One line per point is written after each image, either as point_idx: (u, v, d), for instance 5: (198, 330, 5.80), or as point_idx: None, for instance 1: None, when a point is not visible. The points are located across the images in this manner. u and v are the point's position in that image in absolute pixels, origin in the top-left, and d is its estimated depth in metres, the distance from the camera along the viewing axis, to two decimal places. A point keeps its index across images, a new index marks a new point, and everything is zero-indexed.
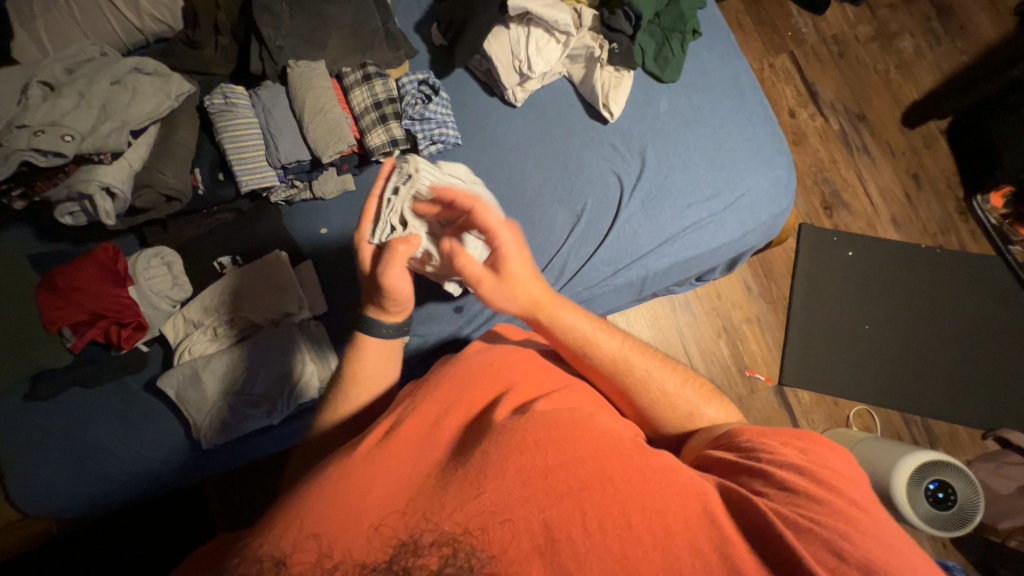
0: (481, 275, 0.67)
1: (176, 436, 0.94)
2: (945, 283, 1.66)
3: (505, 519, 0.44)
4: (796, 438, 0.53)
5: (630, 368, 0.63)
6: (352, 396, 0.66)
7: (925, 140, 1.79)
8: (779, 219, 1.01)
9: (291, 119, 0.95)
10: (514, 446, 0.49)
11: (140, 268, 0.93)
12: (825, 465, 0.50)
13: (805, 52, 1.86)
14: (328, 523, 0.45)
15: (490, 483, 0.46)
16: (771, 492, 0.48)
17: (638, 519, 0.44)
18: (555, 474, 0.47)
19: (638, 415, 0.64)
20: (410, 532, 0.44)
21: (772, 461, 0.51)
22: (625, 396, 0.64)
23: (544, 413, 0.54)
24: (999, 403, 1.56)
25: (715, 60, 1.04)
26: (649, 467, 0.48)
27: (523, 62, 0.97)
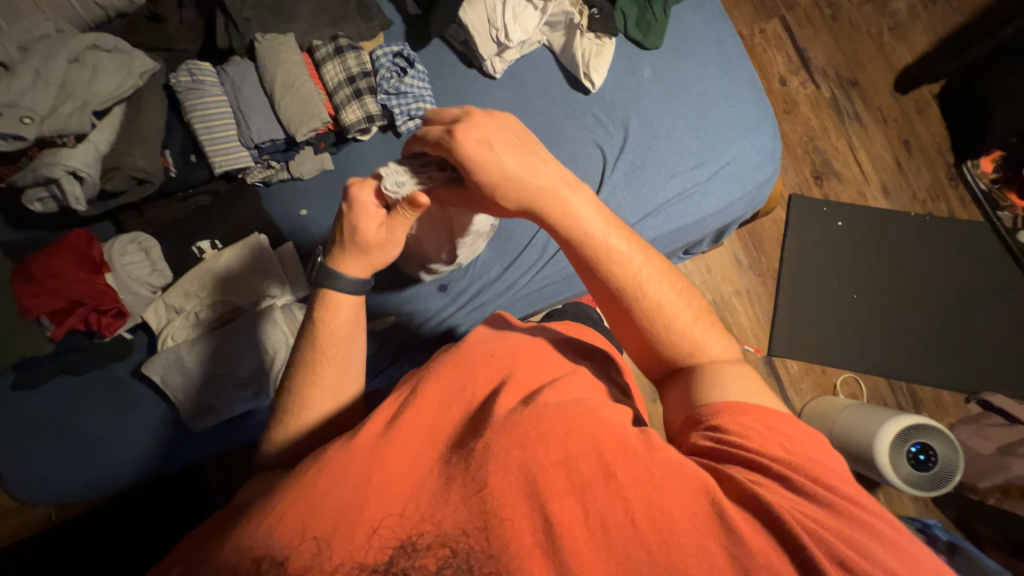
0: (477, 153, 0.57)
1: (167, 426, 0.94)
2: (933, 250, 1.67)
3: (504, 521, 0.44)
4: (777, 421, 0.49)
5: (643, 290, 0.58)
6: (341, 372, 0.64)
7: (916, 105, 1.76)
8: (765, 187, 0.99)
9: (262, 96, 0.92)
10: (517, 439, 0.48)
11: (115, 254, 0.91)
12: (815, 460, 0.47)
13: (797, 16, 1.81)
14: (325, 523, 0.45)
15: (493, 478, 0.46)
16: (768, 485, 0.45)
17: (642, 515, 0.43)
18: (555, 468, 0.46)
19: (641, 349, 0.60)
20: (410, 534, 0.44)
21: (764, 453, 0.47)
22: (630, 322, 0.59)
23: (549, 405, 0.51)
24: (983, 367, 1.59)
25: (701, 24, 1.01)
26: (652, 461, 0.46)
27: (500, 31, 0.93)
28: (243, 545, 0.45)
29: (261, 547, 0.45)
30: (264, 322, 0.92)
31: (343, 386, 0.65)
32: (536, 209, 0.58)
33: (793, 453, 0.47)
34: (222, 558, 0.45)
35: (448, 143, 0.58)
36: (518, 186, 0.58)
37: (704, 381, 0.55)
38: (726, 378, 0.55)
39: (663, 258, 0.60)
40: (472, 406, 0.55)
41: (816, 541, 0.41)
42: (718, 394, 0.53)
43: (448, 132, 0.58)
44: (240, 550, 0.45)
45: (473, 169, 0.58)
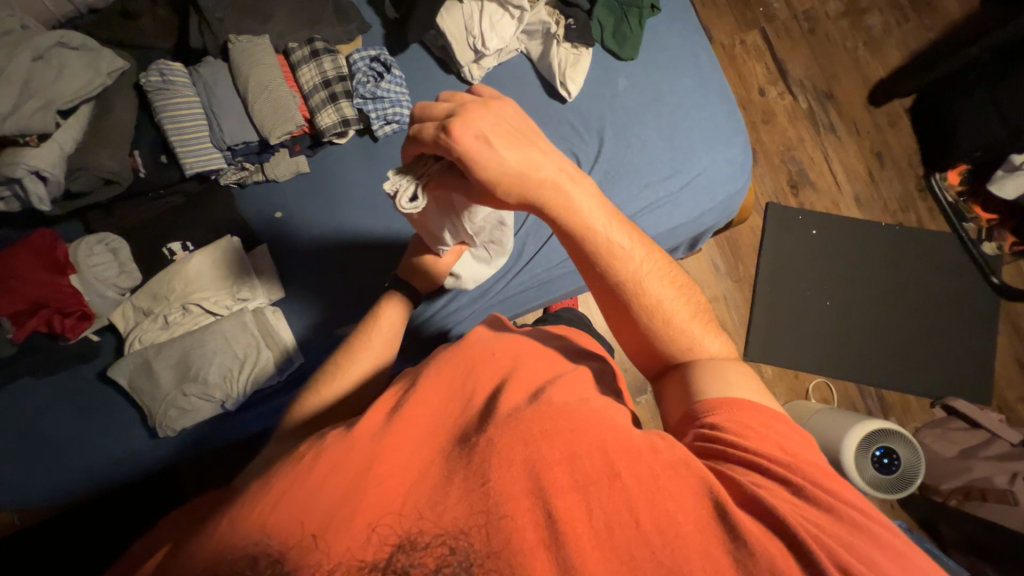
0: (477, 147, 0.54)
1: (137, 429, 0.92)
2: (903, 259, 1.72)
3: (504, 516, 0.43)
4: (776, 421, 0.50)
5: (644, 287, 0.59)
6: (348, 370, 0.69)
7: (889, 118, 1.82)
8: (736, 198, 1.02)
9: (235, 97, 0.91)
10: (519, 435, 0.48)
11: (81, 255, 0.89)
12: (812, 463, 0.48)
13: (776, 28, 1.85)
14: (320, 519, 0.44)
15: (496, 472, 0.45)
16: (769, 485, 0.46)
17: (646, 517, 0.43)
18: (559, 467, 0.46)
19: (639, 341, 0.61)
20: (408, 532, 0.43)
21: (764, 453, 0.48)
22: (630, 317, 0.60)
23: (553, 403, 0.52)
24: (948, 374, 1.64)
25: (676, 36, 1.02)
26: (656, 462, 0.46)
27: (477, 38, 0.94)
28: (226, 547, 0.44)
29: (252, 544, 0.43)
30: (234, 325, 0.91)
31: (341, 384, 0.67)
32: (538, 203, 0.56)
33: (791, 455, 0.48)
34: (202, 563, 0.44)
35: (444, 141, 0.54)
36: (524, 184, 0.55)
37: (704, 378, 0.56)
38: (727, 374, 0.55)
39: (663, 255, 0.61)
40: (463, 405, 0.55)
41: (823, 550, 0.41)
42: (717, 390, 0.54)
43: (444, 130, 0.54)
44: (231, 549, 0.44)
45: (470, 166, 0.55)
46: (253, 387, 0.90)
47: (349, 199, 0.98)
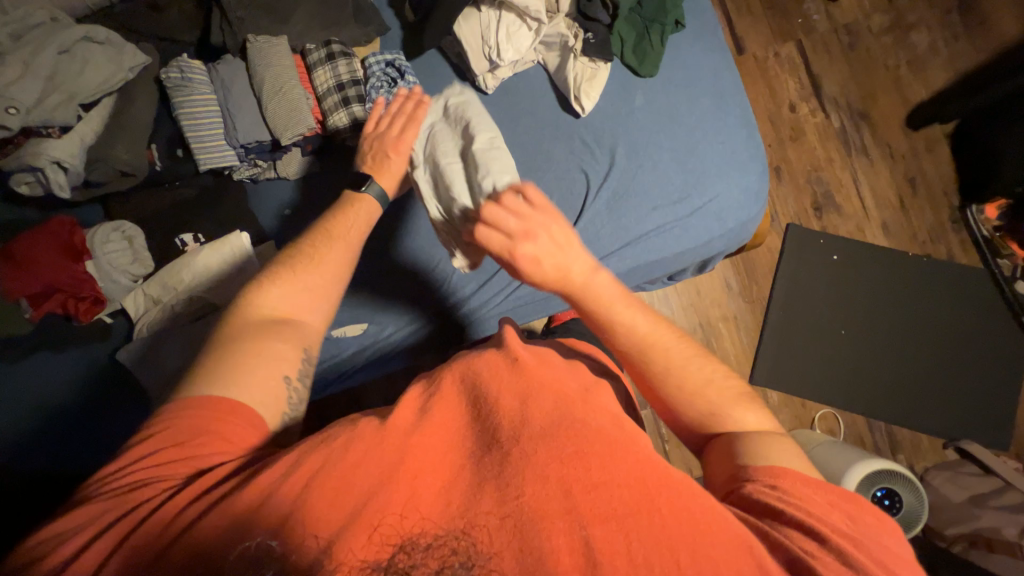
0: (532, 263, 0.60)
1: (138, 411, 0.95)
2: (928, 294, 1.64)
3: (532, 526, 0.47)
4: (842, 501, 0.52)
5: (667, 361, 0.64)
6: (309, 292, 0.71)
7: (927, 143, 1.73)
8: (747, 226, 0.99)
9: (250, 96, 0.92)
10: (556, 453, 0.51)
11: (97, 241, 0.92)
12: (874, 540, 0.49)
13: (813, 41, 1.78)
14: (336, 522, 0.48)
15: (530, 488, 0.49)
16: (823, 554, 0.47)
17: (686, 560, 0.46)
18: (596, 494, 0.49)
19: (667, 406, 0.66)
20: (407, 536, 0.48)
21: (820, 518, 0.50)
22: (654, 387, 0.65)
23: (595, 424, 0.54)
24: (966, 416, 1.57)
25: (699, 54, 0.99)
26: (694, 503, 0.49)
27: (492, 48, 0.93)
28: (234, 513, 0.49)
29: (253, 547, 0.47)
30: None
31: (304, 305, 0.71)
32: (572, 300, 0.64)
33: (851, 530, 0.49)
34: (219, 523, 0.49)
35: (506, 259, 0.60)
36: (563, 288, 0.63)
37: (745, 448, 0.58)
38: (769, 447, 0.58)
39: (682, 336, 0.66)
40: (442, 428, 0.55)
41: None
42: (764, 458, 0.56)
43: (510, 254, 0.59)
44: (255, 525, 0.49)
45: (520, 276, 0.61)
46: None
47: None
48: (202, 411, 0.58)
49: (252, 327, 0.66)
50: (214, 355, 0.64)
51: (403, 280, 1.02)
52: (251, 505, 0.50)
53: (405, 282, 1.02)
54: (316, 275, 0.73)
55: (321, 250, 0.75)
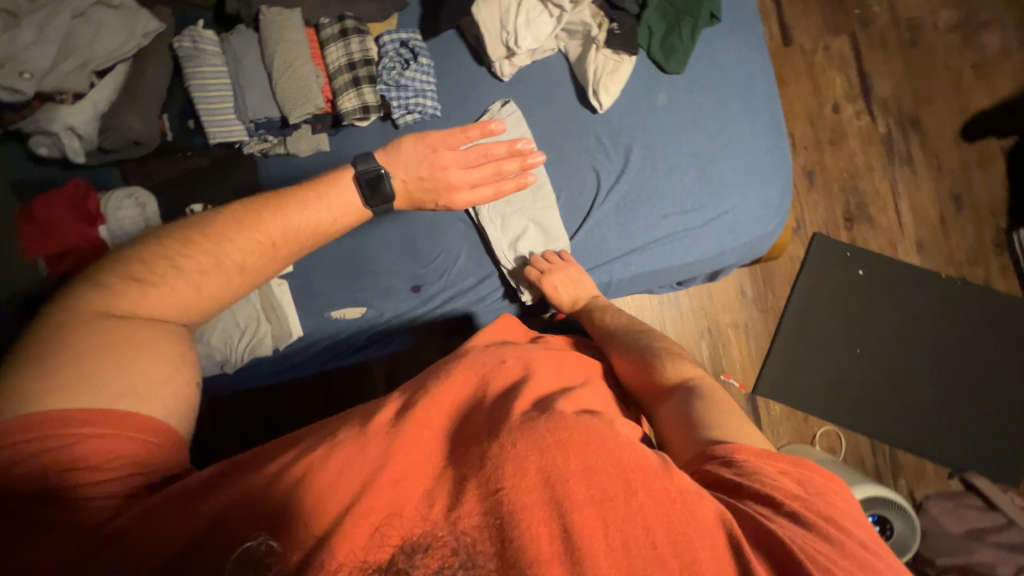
0: (554, 290, 0.90)
1: None
2: (957, 319, 1.56)
3: (515, 514, 0.45)
4: (792, 466, 0.53)
5: (640, 337, 0.81)
6: (189, 292, 0.65)
7: (980, 157, 1.60)
8: (763, 242, 0.94)
9: (261, 70, 0.91)
10: (535, 443, 0.50)
11: (111, 208, 0.94)
12: (833, 504, 0.51)
13: (870, 36, 1.64)
14: (331, 518, 0.46)
15: (510, 476, 0.47)
16: (789, 522, 0.47)
17: (664, 540, 0.44)
18: (574, 480, 0.47)
19: (636, 378, 0.75)
20: (409, 538, 0.45)
21: (780, 489, 0.50)
22: (625, 357, 0.78)
23: (565, 415, 0.55)
24: (980, 449, 1.50)
25: (732, 53, 0.93)
26: (672, 485, 0.47)
27: (510, 35, 0.88)
28: (236, 502, 0.48)
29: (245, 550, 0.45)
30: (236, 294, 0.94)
31: (179, 308, 0.65)
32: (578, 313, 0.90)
33: (809, 494, 0.51)
34: (219, 504, 0.49)
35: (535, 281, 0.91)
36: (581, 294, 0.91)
37: (699, 407, 0.64)
38: (717, 410, 0.63)
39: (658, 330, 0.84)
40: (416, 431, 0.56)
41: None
42: (718, 427, 0.60)
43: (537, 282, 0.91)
44: (251, 519, 0.47)
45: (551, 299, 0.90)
46: (251, 353, 0.96)
47: None
48: (78, 429, 0.52)
49: (109, 327, 0.58)
50: (69, 348, 0.56)
51: (402, 264, 1.00)
52: (253, 492, 0.49)
53: (403, 265, 1.00)
54: (205, 278, 0.67)
55: (263, 225, 0.72)
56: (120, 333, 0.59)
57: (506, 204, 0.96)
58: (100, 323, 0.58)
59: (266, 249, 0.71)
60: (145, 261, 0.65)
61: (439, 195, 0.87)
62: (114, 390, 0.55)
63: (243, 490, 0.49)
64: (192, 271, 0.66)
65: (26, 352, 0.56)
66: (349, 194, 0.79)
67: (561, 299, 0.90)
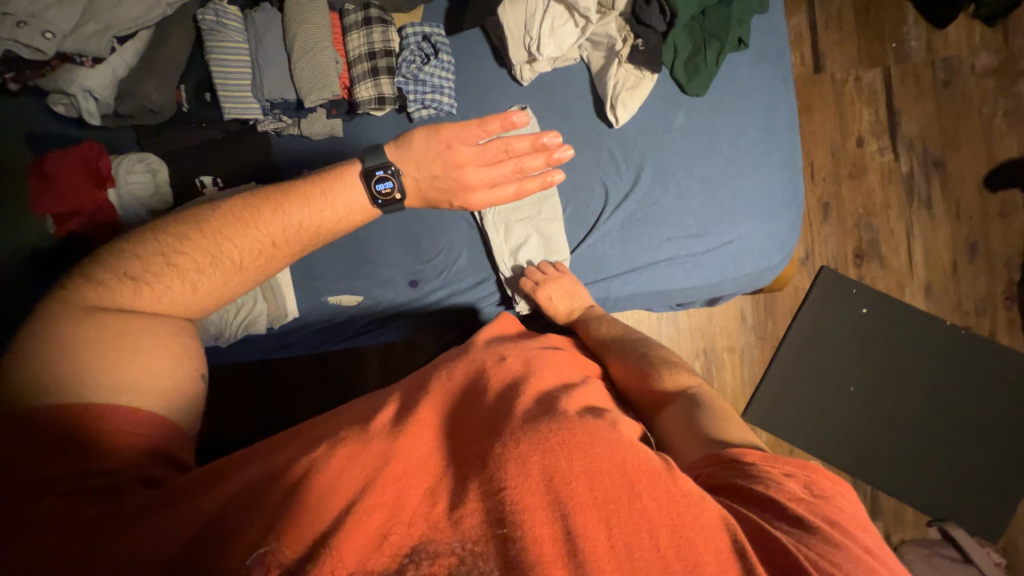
0: (549, 301, 0.90)
1: None
2: (958, 368, 1.53)
3: (517, 513, 0.45)
4: (798, 469, 0.54)
5: (646, 344, 0.83)
6: (187, 290, 0.68)
7: (1001, 207, 1.57)
8: (765, 274, 0.94)
9: (281, 50, 0.91)
10: (538, 444, 0.51)
11: (122, 170, 0.95)
12: (840, 507, 0.51)
13: (903, 71, 1.60)
14: (336, 513, 0.47)
15: (514, 479, 0.48)
16: (795, 530, 0.47)
17: (667, 543, 0.44)
18: (579, 483, 0.47)
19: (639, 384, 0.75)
20: (415, 542, 0.45)
21: (784, 491, 0.51)
22: (629, 363, 0.79)
23: (575, 418, 0.55)
24: (964, 500, 1.49)
25: (756, 81, 0.92)
26: (675, 489, 0.48)
27: (533, 40, 0.87)
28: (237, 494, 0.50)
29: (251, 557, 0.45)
30: None
31: (177, 304, 0.68)
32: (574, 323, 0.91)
33: (815, 497, 0.51)
34: (216, 502, 0.50)
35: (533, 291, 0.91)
36: (577, 302, 0.91)
37: (707, 417, 0.65)
38: (719, 423, 0.64)
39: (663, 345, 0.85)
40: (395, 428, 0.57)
41: None
42: (723, 433, 0.62)
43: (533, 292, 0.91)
44: (246, 521, 0.48)
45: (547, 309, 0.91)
46: (245, 330, 0.97)
47: None
48: (79, 423, 0.56)
49: (108, 321, 0.63)
50: (74, 343, 0.60)
51: (401, 257, 1.00)
52: (256, 488, 0.51)
53: (402, 259, 1.00)
54: (204, 278, 0.69)
55: (261, 225, 0.72)
56: (118, 327, 0.63)
57: (512, 210, 0.95)
58: (101, 320, 0.63)
59: (265, 251, 0.73)
60: (142, 256, 0.67)
61: (454, 194, 0.85)
62: (110, 380, 0.60)
63: (247, 486, 0.51)
64: (190, 270, 0.68)
65: (34, 341, 0.60)
66: (356, 194, 0.78)
67: (560, 310, 0.91)
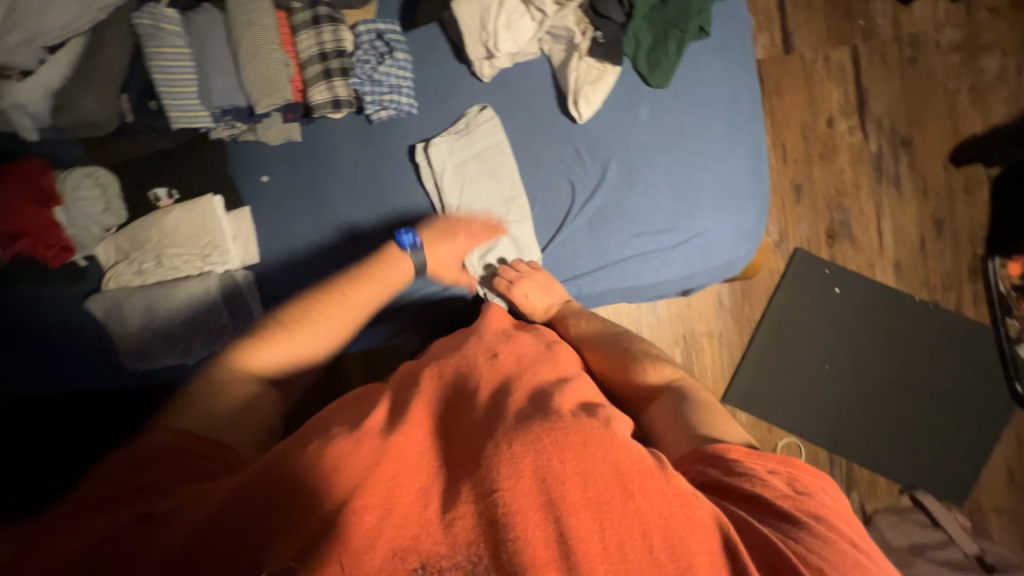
0: (523, 298, 0.89)
1: (95, 351, 0.96)
2: (926, 342, 1.57)
3: (510, 516, 0.46)
4: (782, 464, 0.55)
5: (630, 336, 0.83)
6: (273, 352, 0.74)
7: (966, 183, 1.59)
8: (734, 265, 0.94)
9: (227, 54, 0.89)
10: (531, 444, 0.51)
11: (69, 185, 0.91)
12: (821, 500, 0.52)
13: (871, 49, 1.60)
14: (329, 511, 0.48)
15: (507, 482, 0.48)
16: (779, 524, 0.49)
17: (659, 543, 0.46)
18: (572, 485, 0.48)
19: (623, 376, 0.76)
20: (421, 561, 0.45)
21: (768, 486, 0.53)
22: (612, 360, 0.79)
23: (567, 416, 0.55)
24: (936, 469, 1.54)
25: (718, 71, 0.91)
26: (668, 487, 0.49)
27: (489, 36, 0.85)
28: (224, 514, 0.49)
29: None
30: (197, 284, 0.92)
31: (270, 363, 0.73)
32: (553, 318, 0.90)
33: (801, 492, 0.53)
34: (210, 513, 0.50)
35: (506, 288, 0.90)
36: (552, 296, 0.91)
37: (694, 412, 0.66)
38: (700, 416, 0.66)
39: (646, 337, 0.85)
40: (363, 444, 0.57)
41: None
42: (705, 429, 0.63)
43: (507, 291, 0.90)
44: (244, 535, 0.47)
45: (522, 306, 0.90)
46: (211, 348, 0.93)
47: (334, 187, 0.96)
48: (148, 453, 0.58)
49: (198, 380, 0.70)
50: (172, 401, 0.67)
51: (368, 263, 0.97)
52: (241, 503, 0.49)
53: None
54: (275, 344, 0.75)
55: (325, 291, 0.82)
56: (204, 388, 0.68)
57: (479, 214, 0.93)
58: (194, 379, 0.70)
59: (348, 307, 0.81)
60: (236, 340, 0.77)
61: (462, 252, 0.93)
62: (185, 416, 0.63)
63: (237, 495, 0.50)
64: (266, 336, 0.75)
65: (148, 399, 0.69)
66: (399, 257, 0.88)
67: (537, 304, 0.89)
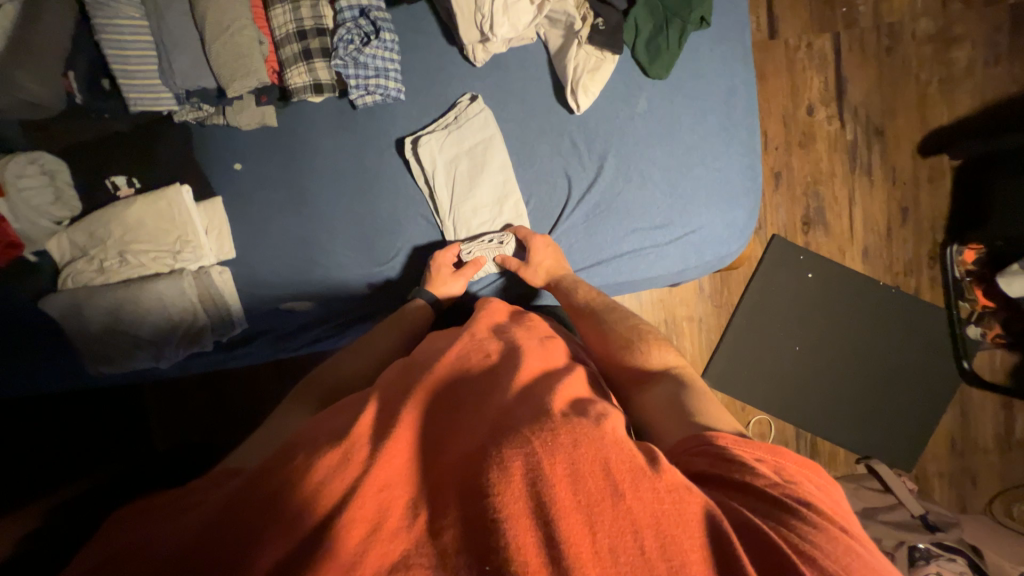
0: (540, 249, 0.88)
1: (55, 355, 0.88)
2: (887, 324, 1.67)
3: (502, 521, 0.45)
4: (765, 452, 0.56)
5: (623, 318, 0.83)
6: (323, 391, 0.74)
7: (930, 173, 1.67)
8: (724, 261, 0.96)
9: (192, 28, 0.80)
10: (521, 447, 0.50)
11: (10, 173, 0.81)
12: (808, 488, 0.53)
13: (851, 37, 1.62)
14: (317, 521, 0.46)
15: (497, 489, 0.47)
16: (767, 516, 0.49)
17: (652, 543, 0.44)
18: (562, 486, 0.47)
19: (618, 364, 0.76)
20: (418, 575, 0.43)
21: (758, 474, 0.53)
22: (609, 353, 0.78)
23: (557, 417, 0.54)
24: (890, 442, 1.66)
25: (715, 63, 0.90)
26: (660, 485, 0.48)
27: (484, 18, 0.80)
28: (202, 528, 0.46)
29: None
30: (169, 282, 0.85)
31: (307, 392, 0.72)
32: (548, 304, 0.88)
33: (789, 480, 0.53)
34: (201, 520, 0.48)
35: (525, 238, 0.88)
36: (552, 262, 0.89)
37: (689, 393, 0.67)
38: (693, 400, 0.65)
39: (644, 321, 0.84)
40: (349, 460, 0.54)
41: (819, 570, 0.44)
42: (702, 418, 0.62)
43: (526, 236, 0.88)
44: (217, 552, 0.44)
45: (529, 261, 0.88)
46: (188, 348, 0.89)
47: (317, 177, 0.91)
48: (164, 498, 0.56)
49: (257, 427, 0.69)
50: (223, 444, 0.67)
51: (354, 257, 0.92)
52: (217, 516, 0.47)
53: (356, 261, 0.92)
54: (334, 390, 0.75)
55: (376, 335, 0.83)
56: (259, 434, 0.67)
57: (472, 215, 0.90)
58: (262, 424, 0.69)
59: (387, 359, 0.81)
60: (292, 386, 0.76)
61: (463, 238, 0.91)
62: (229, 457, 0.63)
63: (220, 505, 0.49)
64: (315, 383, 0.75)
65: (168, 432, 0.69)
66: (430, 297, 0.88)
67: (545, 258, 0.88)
